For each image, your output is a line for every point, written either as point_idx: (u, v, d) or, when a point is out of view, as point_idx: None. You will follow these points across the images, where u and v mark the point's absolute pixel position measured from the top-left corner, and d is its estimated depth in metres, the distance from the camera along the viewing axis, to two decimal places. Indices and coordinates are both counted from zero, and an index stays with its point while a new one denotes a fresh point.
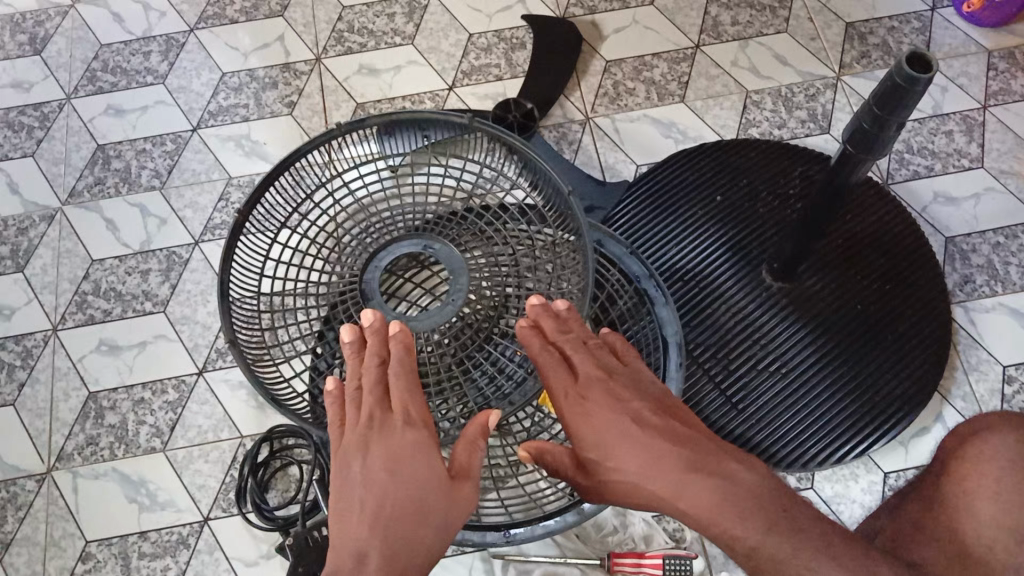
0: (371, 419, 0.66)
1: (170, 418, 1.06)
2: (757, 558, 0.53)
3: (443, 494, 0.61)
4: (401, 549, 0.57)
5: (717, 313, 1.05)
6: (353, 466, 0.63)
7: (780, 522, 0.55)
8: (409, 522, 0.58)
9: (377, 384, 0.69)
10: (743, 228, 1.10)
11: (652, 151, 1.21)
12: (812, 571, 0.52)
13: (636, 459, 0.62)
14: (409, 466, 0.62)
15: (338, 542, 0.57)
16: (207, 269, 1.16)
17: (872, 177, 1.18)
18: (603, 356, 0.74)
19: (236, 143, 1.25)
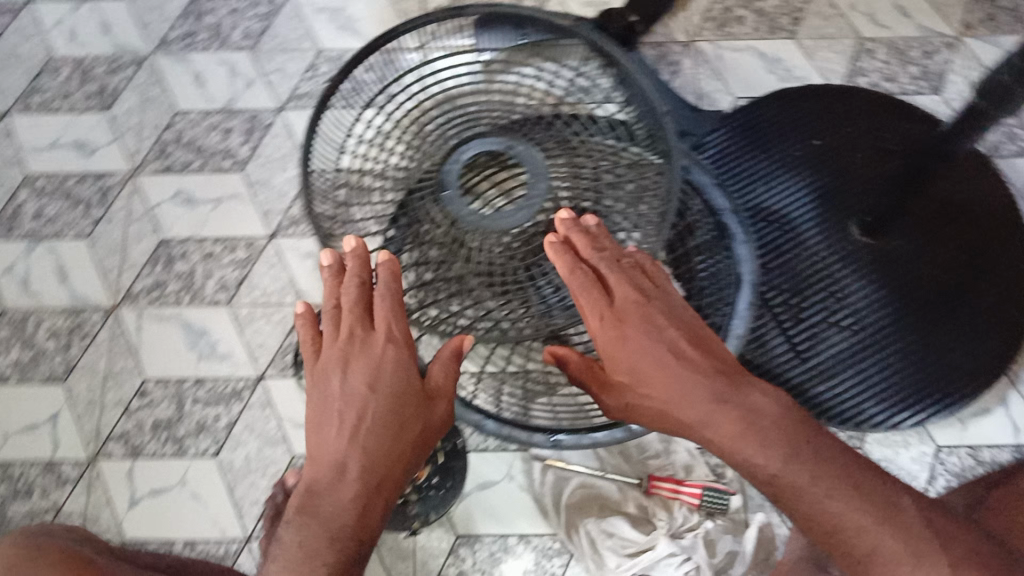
0: (350, 334, 0.65)
1: (237, 276, 1.08)
2: (778, 484, 0.60)
3: (416, 413, 0.63)
4: (384, 464, 0.60)
5: (797, 260, 1.03)
6: (332, 380, 0.63)
7: (800, 452, 0.60)
8: (379, 436, 0.61)
9: (355, 299, 0.67)
10: (838, 176, 1.06)
11: (753, 85, 1.17)
12: (819, 496, 0.59)
13: (662, 385, 0.66)
14: (391, 384, 0.63)
15: (317, 456, 0.61)
16: (288, 137, 1.15)
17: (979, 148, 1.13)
18: (636, 278, 0.73)
19: (329, 15, 1.23)
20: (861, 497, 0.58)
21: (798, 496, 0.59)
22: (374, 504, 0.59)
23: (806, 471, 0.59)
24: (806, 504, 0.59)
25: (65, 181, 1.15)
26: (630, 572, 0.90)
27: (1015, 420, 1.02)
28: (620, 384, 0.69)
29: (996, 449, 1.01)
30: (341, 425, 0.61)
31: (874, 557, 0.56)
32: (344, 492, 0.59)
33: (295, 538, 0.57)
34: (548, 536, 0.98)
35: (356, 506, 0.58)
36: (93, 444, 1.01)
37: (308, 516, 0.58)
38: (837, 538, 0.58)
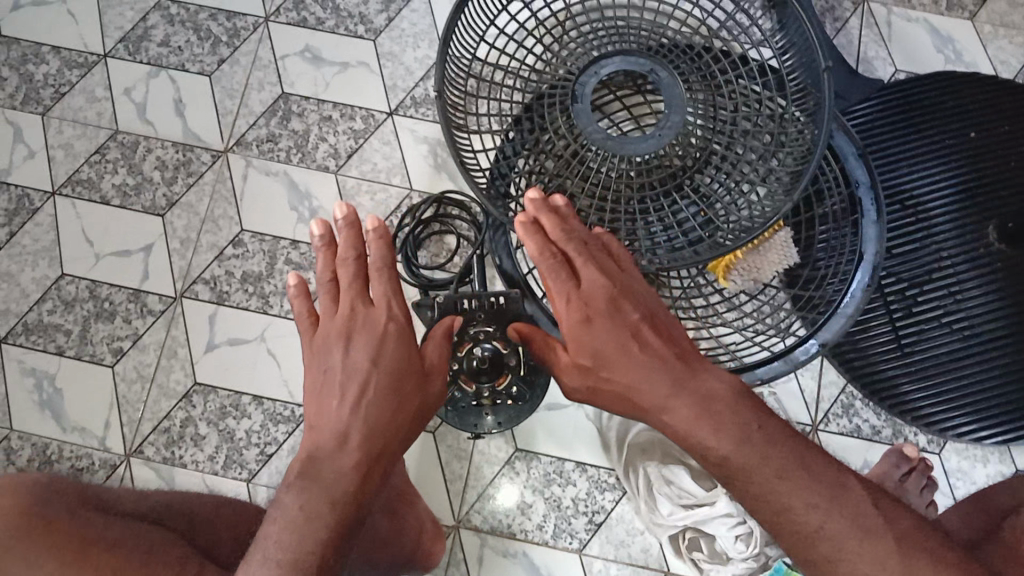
0: (352, 313, 0.67)
1: (350, 146, 1.06)
2: (734, 470, 0.62)
3: (415, 389, 0.65)
4: (383, 434, 0.62)
5: (923, 252, 0.98)
6: (334, 353, 0.65)
7: (758, 442, 0.62)
8: (385, 404, 0.63)
9: (355, 277, 0.69)
10: (987, 175, 1.00)
11: (917, 62, 1.10)
12: (780, 489, 0.61)
13: (620, 368, 0.66)
14: (388, 356, 0.65)
15: (317, 426, 0.62)
16: (427, 14, 1.11)
17: None
18: (603, 260, 0.71)
19: None
20: (813, 488, 0.62)
21: (752, 484, 0.62)
22: (372, 473, 0.61)
23: (766, 462, 0.62)
24: (757, 488, 0.62)
25: (196, 14, 1.13)
26: (682, 522, 0.90)
27: None
28: (580, 362, 0.69)
29: None
30: (343, 395, 0.63)
31: (823, 536, 0.61)
32: (345, 462, 0.60)
33: (296, 503, 0.58)
34: (605, 469, 0.98)
35: (356, 475, 0.60)
36: (181, 281, 1.02)
37: (308, 481, 0.59)
38: (789, 523, 0.62)
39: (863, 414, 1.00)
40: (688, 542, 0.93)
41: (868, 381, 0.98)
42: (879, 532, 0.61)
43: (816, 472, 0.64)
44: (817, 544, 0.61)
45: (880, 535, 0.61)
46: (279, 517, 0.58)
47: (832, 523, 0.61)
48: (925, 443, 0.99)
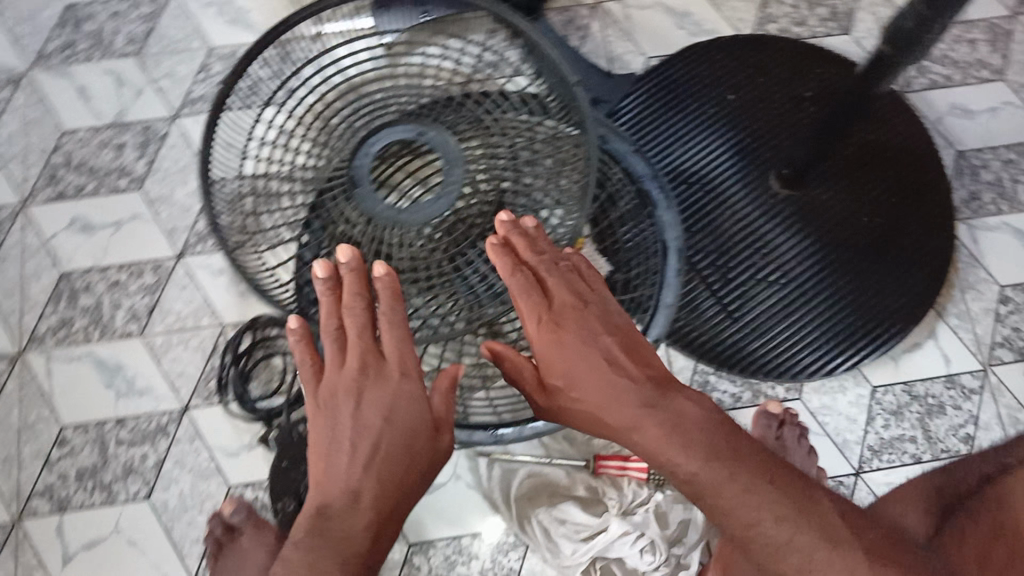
0: (361, 365, 0.63)
1: (148, 303, 1.02)
2: (698, 483, 0.60)
3: (426, 448, 0.62)
4: (394, 488, 0.60)
5: (720, 218, 1.02)
6: (341, 410, 0.62)
7: (728, 460, 0.60)
8: (397, 465, 0.60)
9: (362, 331, 0.64)
10: (758, 129, 1.05)
11: (665, 44, 1.14)
12: (749, 501, 0.59)
13: (598, 399, 0.64)
14: (401, 414, 0.61)
15: (328, 484, 0.60)
16: (186, 147, 1.08)
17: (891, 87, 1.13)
18: (573, 280, 0.69)
19: (218, 10, 1.15)
20: (788, 505, 0.59)
21: (718, 501, 0.60)
22: (385, 529, 0.59)
23: (736, 482, 0.60)
24: (727, 504, 0.59)
25: None
26: (587, 556, 0.90)
27: (945, 351, 1.01)
28: (553, 390, 0.67)
29: (929, 382, 1.00)
30: (352, 453, 0.60)
31: (792, 554, 0.58)
32: (355, 520, 0.58)
33: (306, 555, 0.56)
34: (501, 531, 0.96)
35: (370, 531, 0.58)
36: (14, 504, 0.96)
37: (319, 537, 0.57)
38: (759, 536, 0.59)
39: (720, 386, 1.01)
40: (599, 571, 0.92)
41: (712, 355, 1.00)
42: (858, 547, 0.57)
43: (783, 484, 0.61)
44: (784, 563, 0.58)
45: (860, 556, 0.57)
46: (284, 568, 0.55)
47: (803, 535, 0.58)
48: (786, 392, 1.01)
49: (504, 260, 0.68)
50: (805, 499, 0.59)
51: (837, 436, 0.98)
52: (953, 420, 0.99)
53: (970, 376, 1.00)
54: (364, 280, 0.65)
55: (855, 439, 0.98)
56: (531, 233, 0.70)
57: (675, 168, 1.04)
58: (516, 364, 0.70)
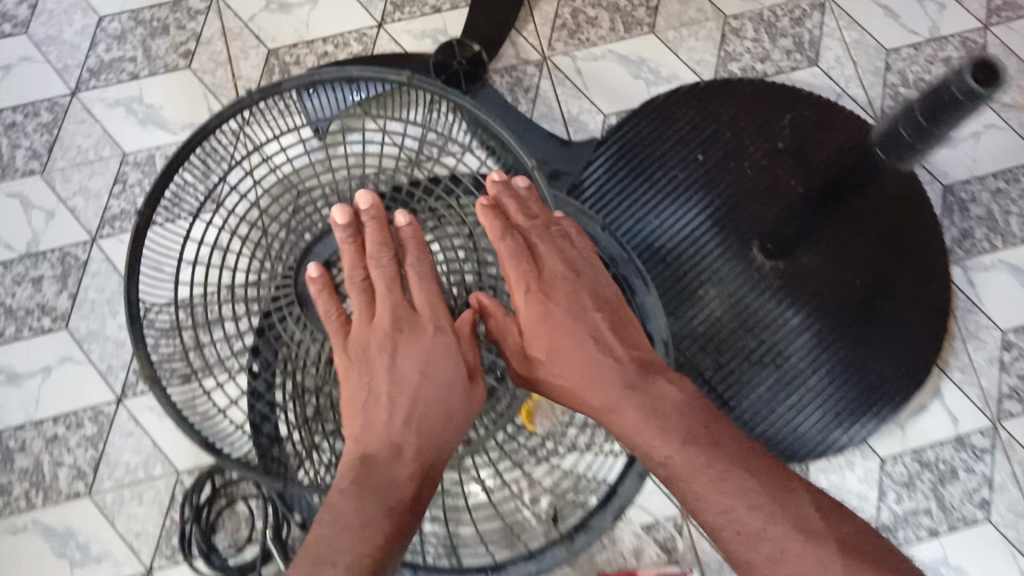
0: (394, 320, 0.65)
1: (92, 456, 0.93)
2: (673, 470, 0.58)
3: (465, 399, 0.63)
4: (435, 438, 0.62)
5: (707, 298, 0.94)
6: (376, 365, 0.64)
7: (719, 458, 0.58)
8: (428, 416, 0.63)
9: (391, 283, 0.67)
10: (734, 191, 0.97)
11: (622, 98, 1.05)
12: (726, 500, 0.57)
13: (575, 369, 0.65)
14: (439, 377, 0.63)
15: (369, 437, 0.62)
16: (110, 273, 0.98)
17: (867, 121, 1.05)
18: (567, 250, 0.71)
19: (126, 109, 1.03)
20: (782, 512, 0.56)
21: (698, 500, 0.58)
22: (426, 479, 0.62)
23: (725, 485, 0.57)
24: (700, 488, 0.57)
25: None
26: None
27: (952, 411, 0.98)
28: (535, 360, 0.66)
29: (938, 447, 0.97)
30: (394, 408, 0.63)
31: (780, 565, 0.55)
32: (399, 469, 0.61)
33: (353, 511, 0.58)
34: None
35: (410, 483, 0.61)
36: None
37: (365, 493, 0.59)
38: (748, 541, 0.56)
39: None
40: None
41: None
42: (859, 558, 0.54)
43: (764, 476, 0.58)
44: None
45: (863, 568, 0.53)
46: (331, 519, 0.57)
47: (778, 527, 0.56)
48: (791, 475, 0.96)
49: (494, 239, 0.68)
50: (804, 511, 0.56)
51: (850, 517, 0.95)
52: (965, 485, 0.95)
53: (979, 435, 0.97)
54: (384, 231, 0.67)
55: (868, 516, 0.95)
56: (520, 200, 0.70)
57: (650, 245, 0.96)
58: (499, 326, 0.66)
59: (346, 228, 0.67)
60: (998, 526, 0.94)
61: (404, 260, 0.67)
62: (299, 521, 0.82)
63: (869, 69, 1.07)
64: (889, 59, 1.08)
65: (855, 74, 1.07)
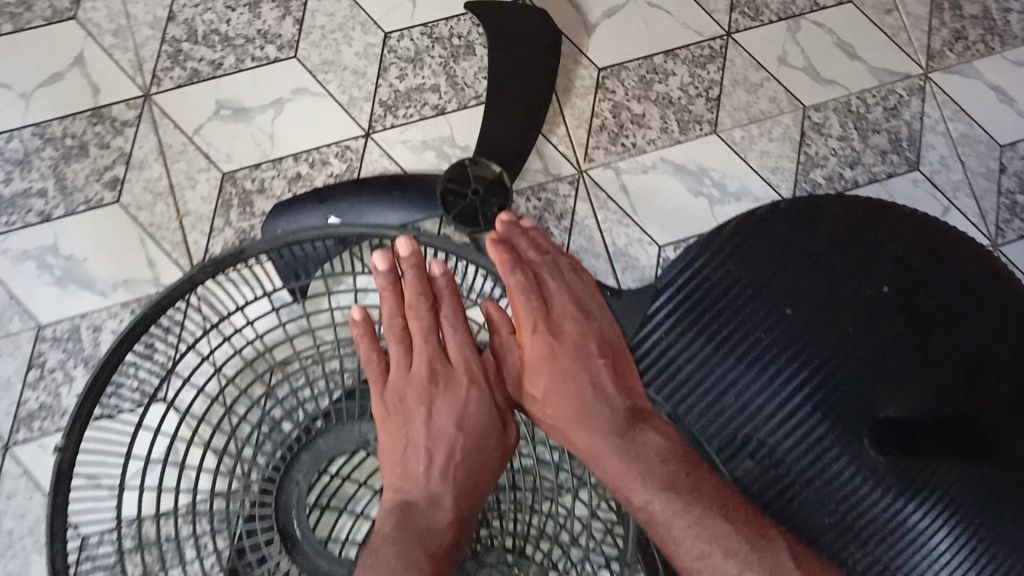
0: (432, 372, 0.62)
1: None
2: (652, 515, 0.58)
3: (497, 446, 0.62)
4: (470, 486, 0.60)
5: (804, 499, 0.74)
6: (414, 419, 0.61)
7: (703, 508, 0.58)
8: (464, 464, 0.61)
9: (430, 332, 0.63)
10: (825, 360, 0.77)
11: (679, 223, 0.83)
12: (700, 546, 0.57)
13: (569, 412, 0.63)
14: (473, 419, 0.62)
15: (406, 488, 0.60)
16: (31, 492, 0.74)
17: (984, 241, 0.84)
18: (580, 286, 0.67)
19: (38, 263, 0.79)
20: (754, 556, 0.57)
21: (675, 545, 0.57)
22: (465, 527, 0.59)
23: (702, 531, 0.57)
24: (676, 532, 0.58)
25: None
26: None
27: None
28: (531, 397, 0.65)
29: None
30: (430, 464, 0.61)
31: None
32: (438, 517, 0.58)
33: (398, 555, 0.55)
34: None
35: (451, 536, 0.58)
36: None
37: (411, 543, 0.56)
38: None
39: None
40: None
41: None
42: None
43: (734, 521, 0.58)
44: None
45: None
46: (376, 568, 0.54)
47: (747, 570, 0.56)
48: None
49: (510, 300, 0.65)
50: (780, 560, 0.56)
51: None
52: None
53: None
54: (425, 288, 0.63)
55: None
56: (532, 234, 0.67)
57: (730, 435, 0.76)
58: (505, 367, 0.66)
59: (384, 276, 0.62)
60: None
61: (441, 311, 0.64)
62: None
63: (980, 172, 0.87)
64: (1003, 158, 0.87)
65: (964, 179, 0.86)
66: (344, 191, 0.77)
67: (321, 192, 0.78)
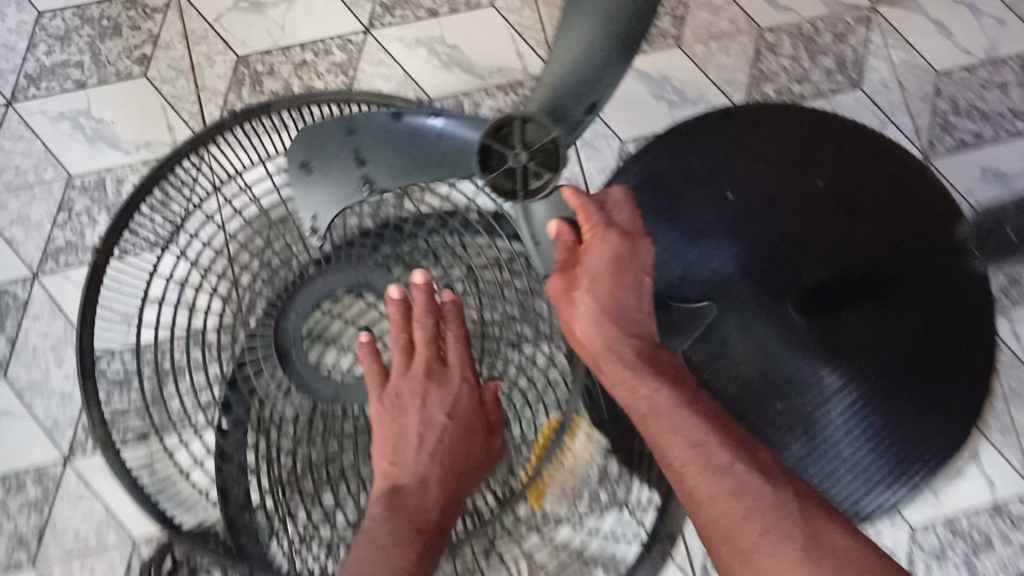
0: (428, 371, 0.69)
1: (36, 525, 0.84)
2: (653, 408, 0.60)
3: (483, 444, 0.69)
4: (454, 475, 0.66)
5: (736, 357, 0.85)
6: (411, 410, 0.68)
7: (698, 408, 0.61)
8: (446, 453, 0.66)
9: (430, 342, 0.71)
10: (761, 239, 0.86)
11: (640, 120, 0.94)
12: (701, 451, 0.58)
13: (590, 319, 0.63)
14: (465, 414, 0.68)
15: (397, 474, 0.65)
16: (54, 316, 0.86)
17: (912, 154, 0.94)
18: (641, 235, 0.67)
19: (71, 124, 0.89)
20: (742, 455, 0.58)
21: (667, 436, 0.59)
22: (451, 509, 0.65)
23: (696, 426, 0.59)
24: (674, 432, 0.59)
25: None
26: None
27: (991, 476, 0.92)
28: (569, 286, 0.65)
29: (974, 515, 0.92)
30: (422, 446, 0.66)
31: (737, 498, 0.56)
32: (427, 499, 0.64)
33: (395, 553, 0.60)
34: None
35: (438, 511, 0.64)
36: None
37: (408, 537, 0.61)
38: (711, 478, 0.57)
39: None
40: None
41: None
42: (815, 516, 0.55)
43: (744, 448, 0.59)
44: (710, 487, 0.57)
45: (819, 517, 0.55)
46: (370, 553, 0.60)
47: (755, 484, 0.56)
48: None
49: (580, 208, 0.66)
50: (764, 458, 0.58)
51: None
52: (1002, 555, 0.91)
53: (1017, 503, 0.92)
54: (432, 304, 0.71)
55: None
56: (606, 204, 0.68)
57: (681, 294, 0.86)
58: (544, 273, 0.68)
59: (397, 304, 0.72)
60: None
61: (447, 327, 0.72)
62: None
63: (918, 95, 0.96)
64: (940, 83, 0.97)
65: (902, 100, 0.96)
66: (337, 152, 0.73)
67: (312, 173, 0.73)
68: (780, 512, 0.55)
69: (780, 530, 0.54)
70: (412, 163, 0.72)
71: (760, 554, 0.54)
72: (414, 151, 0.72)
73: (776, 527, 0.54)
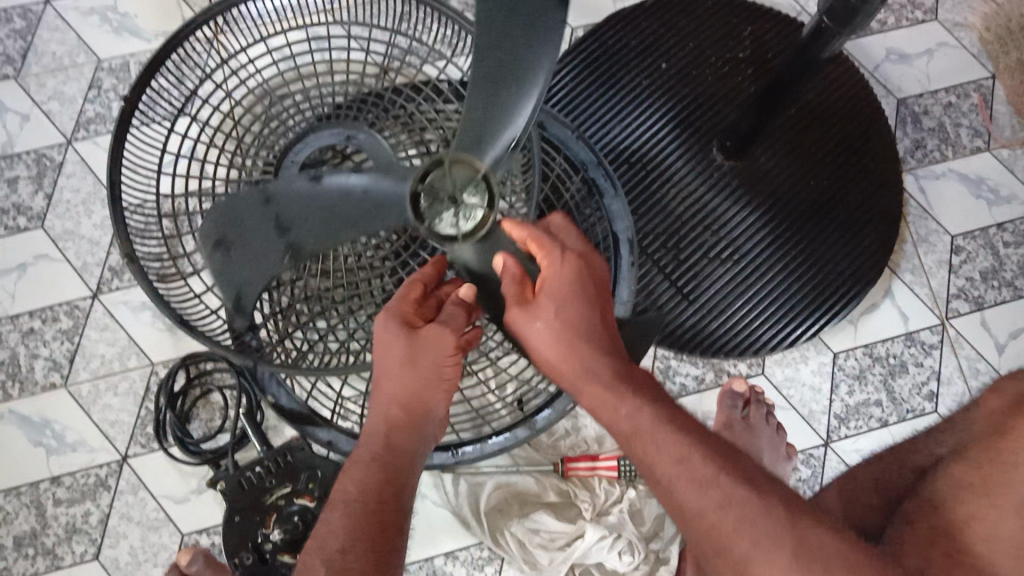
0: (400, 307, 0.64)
1: (68, 349, 0.96)
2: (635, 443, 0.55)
3: (404, 342, 0.60)
4: (390, 403, 0.61)
5: (666, 197, 0.99)
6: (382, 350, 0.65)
7: (683, 426, 0.55)
8: (411, 381, 0.60)
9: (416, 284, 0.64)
10: (689, 99, 1.01)
11: (590, 11, 1.10)
12: (682, 489, 0.52)
13: (560, 344, 0.59)
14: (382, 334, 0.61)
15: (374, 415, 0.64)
16: (86, 174, 1.00)
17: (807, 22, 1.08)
18: (599, 266, 0.64)
19: (100, 18, 1.05)
20: (731, 467, 0.52)
21: (653, 453, 0.54)
22: (390, 430, 0.61)
23: (679, 439, 0.54)
24: (657, 462, 0.54)
25: None
26: (565, 565, 0.90)
27: (903, 309, 1.02)
28: (531, 304, 0.61)
29: (889, 342, 1.01)
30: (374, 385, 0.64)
31: (722, 509, 0.50)
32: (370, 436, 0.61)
33: (344, 511, 0.57)
34: (474, 546, 0.95)
35: (372, 449, 0.60)
36: None
37: (364, 491, 0.59)
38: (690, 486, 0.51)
39: (682, 369, 1.00)
40: (580, 575, 0.92)
41: (670, 340, 0.98)
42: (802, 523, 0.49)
43: (732, 461, 0.53)
44: (699, 515, 0.50)
45: (805, 520, 0.49)
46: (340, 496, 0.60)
47: (736, 483, 0.51)
48: (748, 368, 1.01)
49: (532, 242, 0.63)
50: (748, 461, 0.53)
51: (803, 407, 1.00)
52: (915, 378, 1.00)
53: (928, 332, 1.01)
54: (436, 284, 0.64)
55: (821, 408, 1.00)
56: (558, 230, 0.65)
57: (621, 147, 1.01)
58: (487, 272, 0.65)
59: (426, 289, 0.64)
60: (944, 416, 0.99)
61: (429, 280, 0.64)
62: (271, 398, 0.84)
63: None
64: None
65: None
66: (259, 225, 0.62)
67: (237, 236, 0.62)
68: (764, 506, 0.49)
69: (768, 536, 0.48)
70: (327, 200, 0.62)
71: (750, 562, 0.48)
72: (333, 205, 0.62)
73: (761, 523, 0.49)
